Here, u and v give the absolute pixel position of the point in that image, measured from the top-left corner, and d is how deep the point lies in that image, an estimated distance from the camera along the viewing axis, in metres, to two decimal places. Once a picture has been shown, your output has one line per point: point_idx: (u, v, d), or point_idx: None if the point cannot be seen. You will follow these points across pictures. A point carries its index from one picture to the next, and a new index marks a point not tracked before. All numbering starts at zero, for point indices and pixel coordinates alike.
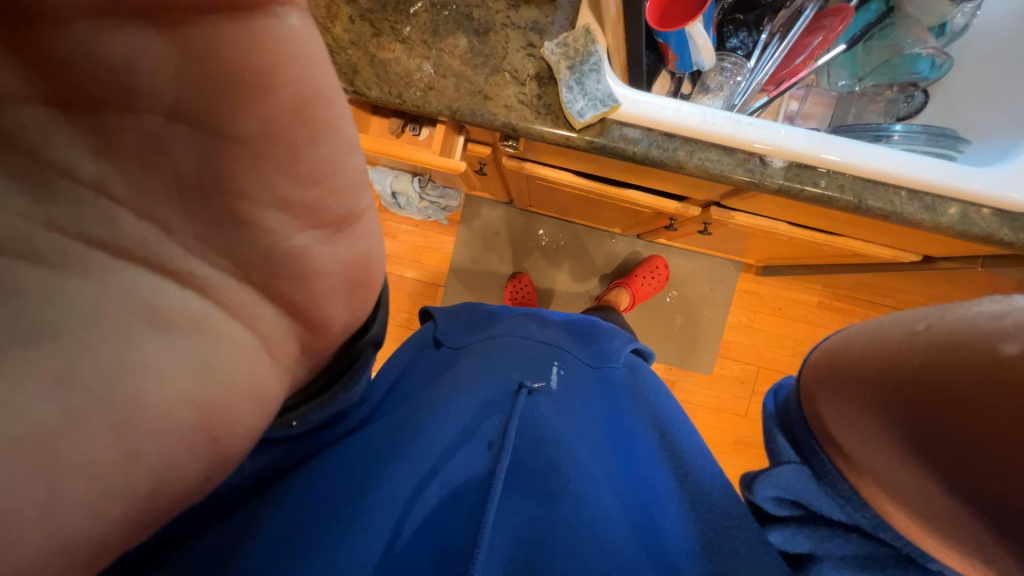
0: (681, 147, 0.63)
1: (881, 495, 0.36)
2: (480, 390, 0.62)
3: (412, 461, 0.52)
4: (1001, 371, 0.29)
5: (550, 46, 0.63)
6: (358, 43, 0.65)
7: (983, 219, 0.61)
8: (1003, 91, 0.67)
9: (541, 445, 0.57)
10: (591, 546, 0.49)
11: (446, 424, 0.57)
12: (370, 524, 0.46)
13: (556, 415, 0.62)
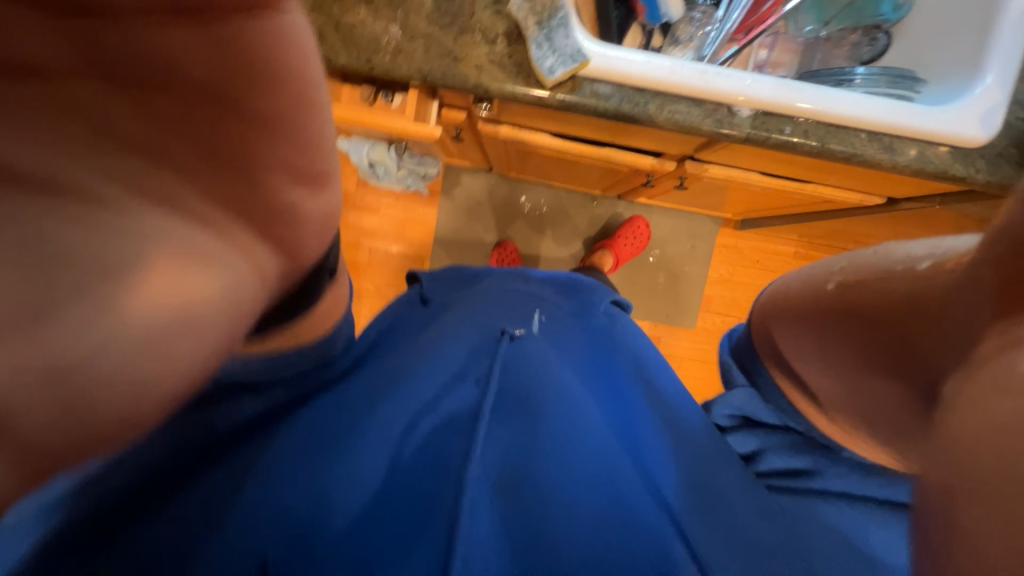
0: (651, 100, 0.65)
1: None
2: (465, 339, 0.65)
3: (405, 403, 0.56)
4: None
5: (517, 2, 0.62)
6: (321, 7, 0.64)
7: (939, 157, 0.64)
8: (959, 30, 0.68)
9: (527, 382, 0.62)
10: (565, 471, 0.55)
11: (436, 367, 0.60)
12: (374, 459, 0.52)
13: (542, 356, 0.66)
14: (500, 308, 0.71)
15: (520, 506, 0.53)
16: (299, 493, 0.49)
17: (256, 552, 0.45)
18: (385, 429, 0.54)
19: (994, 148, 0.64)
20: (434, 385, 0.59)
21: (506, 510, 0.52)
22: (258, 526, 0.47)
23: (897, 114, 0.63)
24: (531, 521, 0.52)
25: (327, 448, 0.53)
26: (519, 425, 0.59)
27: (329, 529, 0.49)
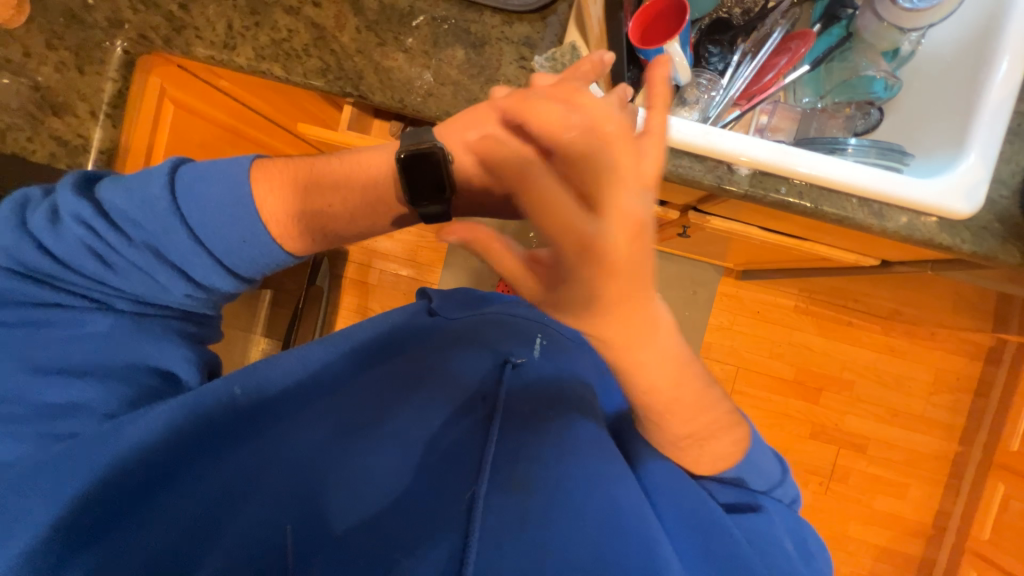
0: None
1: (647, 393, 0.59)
2: (471, 368, 0.70)
3: (418, 413, 0.63)
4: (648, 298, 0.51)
5: (539, 60, 0.69)
6: (364, 51, 0.72)
7: (926, 226, 0.68)
8: (944, 111, 0.74)
9: (529, 403, 0.67)
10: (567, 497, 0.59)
11: (447, 385, 0.67)
12: (388, 459, 0.58)
13: (544, 379, 0.70)
14: (506, 333, 0.77)
15: (525, 512, 0.56)
16: (323, 485, 0.56)
17: (287, 525, 0.53)
18: (400, 434, 0.61)
19: (978, 222, 0.68)
20: (446, 399, 0.65)
21: (515, 515, 0.56)
22: (287, 507, 0.54)
23: (887, 184, 0.68)
24: (538, 527, 0.55)
25: (346, 444, 0.59)
26: (522, 439, 0.63)
27: (346, 517, 0.54)
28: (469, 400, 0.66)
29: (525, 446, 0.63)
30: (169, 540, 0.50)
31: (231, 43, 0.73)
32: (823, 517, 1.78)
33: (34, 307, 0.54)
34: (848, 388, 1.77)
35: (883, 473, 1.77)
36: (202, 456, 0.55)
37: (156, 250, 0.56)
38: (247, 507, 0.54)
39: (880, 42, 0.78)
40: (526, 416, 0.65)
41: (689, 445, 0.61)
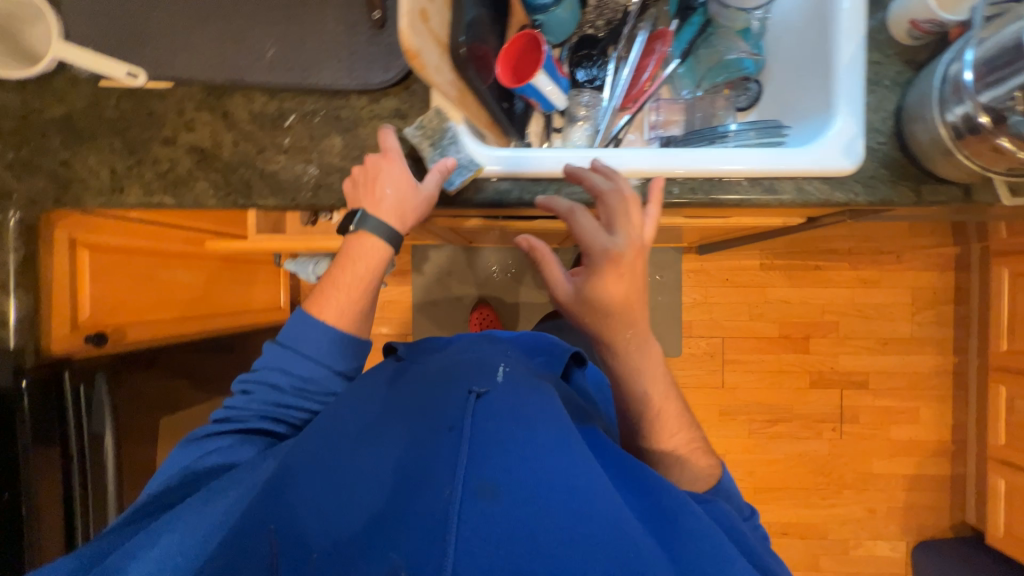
0: (548, 187, 0.72)
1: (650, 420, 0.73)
2: (439, 399, 0.69)
3: (396, 440, 0.66)
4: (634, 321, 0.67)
5: (411, 131, 0.70)
6: (247, 162, 0.73)
7: (817, 188, 0.70)
8: (807, 74, 0.75)
9: (499, 424, 0.63)
10: (544, 500, 0.57)
11: (421, 416, 0.68)
12: (367, 486, 0.62)
13: (513, 397, 0.68)
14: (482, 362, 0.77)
15: (493, 524, 0.55)
16: (308, 511, 0.61)
17: (276, 532, 0.60)
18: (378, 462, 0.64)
19: (865, 173, 0.70)
20: (421, 424, 0.67)
21: (485, 522, 0.55)
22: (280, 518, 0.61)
23: (772, 159, 0.70)
24: (505, 536, 0.54)
25: (330, 475, 0.63)
26: (491, 450, 0.61)
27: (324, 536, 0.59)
28: (440, 427, 0.65)
29: (498, 457, 0.60)
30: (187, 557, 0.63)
31: (119, 185, 0.74)
32: (844, 462, 1.78)
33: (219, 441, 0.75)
34: (834, 330, 1.77)
35: (892, 403, 1.77)
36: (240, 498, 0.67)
37: (304, 387, 0.75)
38: (250, 531, 0.61)
39: (734, 23, 0.81)
40: (500, 429, 0.63)
41: (661, 429, 0.73)
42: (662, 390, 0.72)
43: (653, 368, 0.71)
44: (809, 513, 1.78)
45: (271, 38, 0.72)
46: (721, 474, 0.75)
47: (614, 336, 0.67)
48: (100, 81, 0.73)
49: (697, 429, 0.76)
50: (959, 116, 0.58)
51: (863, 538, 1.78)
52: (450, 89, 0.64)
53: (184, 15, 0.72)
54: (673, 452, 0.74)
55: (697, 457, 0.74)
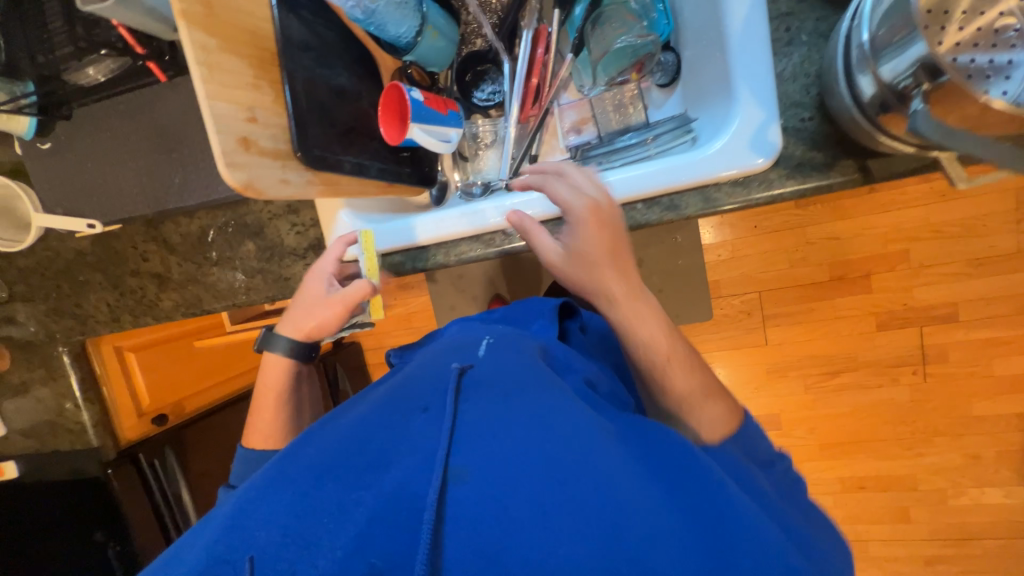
0: (437, 252, 0.71)
1: (674, 364, 0.56)
2: (414, 381, 0.54)
3: (356, 430, 0.48)
4: (620, 266, 0.59)
5: (308, 224, 0.75)
6: (192, 279, 0.83)
7: (727, 194, 0.59)
8: (709, 44, 0.61)
9: (488, 403, 0.46)
10: (560, 507, 0.37)
11: (397, 397, 0.52)
12: (313, 490, 0.42)
13: (501, 370, 0.51)
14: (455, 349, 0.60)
15: (478, 512, 0.38)
16: (239, 538, 0.41)
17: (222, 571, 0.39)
18: (337, 458, 0.45)
19: (790, 161, 0.56)
20: (386, 407, 0.51)
21: (475, 524, 0.37)
22: (219, 557, 0.40)
23: (667, 174, 0.59)
24: (499, 528, 0.37)
25: (274, 488, 0.44)
26: (482, 427, 0.44)
27: (251, 563, 0.38)
28: (417, 407, 0.49)
29: (495, 444, 0.42)
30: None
31: (116, 315, 0.89)
32: (932, 408, 1.54)
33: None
34: (905, 260, 1.47)
35: (992, 333, 1.46)
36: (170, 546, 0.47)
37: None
38: (218, 553, 0.40)
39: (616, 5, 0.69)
40: (498, 408, 0.46)
41: (656, 380, 0.56)
42: (660, 329, 0.57)
43: (641, 312, 0.58)
44: (891, 466, 1.60)
45: (175, 167, 0.78)
46: (749, 425, 0.54)
47: (605, 283, 0.58)
48: (76, 235, 0.87)
49: (712, 372, 0.57)
50: (868, 93, 0.45)
51: (965, 487, 1.56)
52: (313, 188, 0.65)
53: (109, 164, 0.81)
54: (678, 399, 0.55)
55: (715, 404, 0.54)
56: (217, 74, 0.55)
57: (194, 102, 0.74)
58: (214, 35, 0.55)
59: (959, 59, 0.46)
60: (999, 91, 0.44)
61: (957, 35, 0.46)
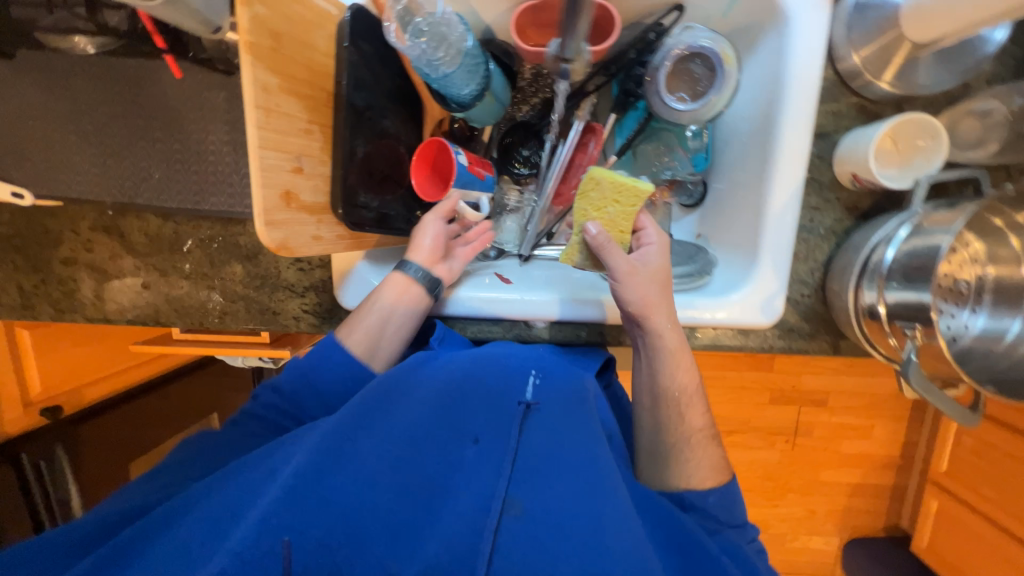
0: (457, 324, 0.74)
1: (692, 400, 0.65)
2: (489, 403, 0.58)
3: (420, 439, 0.53)
4: (666, 307, 0.63)
5: (315, 263, 0.70)
6: (150, 285, 0.72)
7: (730, 337, 0.68)
8: (741, 204, 0.68)
9: (551, 454, 0.54)
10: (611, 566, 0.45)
11: (455, 407, 0.57)
12: (390, 480, 0.50)
13: (571, 420, 0.58)
14: (513, 363, 0.64)
15: (526, 550, 0.47)
16: (321, 510, 0.47)
17: (284, 536, 0.44)
18: (415, 456, 0.52)
19: (784, 325, 0.66)
20: (457, 424, 0.56)
21: (524, 555, 0.47)
22: (286, 522, 0.45)
23: (692, 313, 0.65)
24: (551, 557, 0.46)
25: (348, 464, 0.50)
26: (536, 464, 0.53)
27: (330, 535, 0.46)
28: (493, 438, 0.55)
29: (558, 497, 0.50)
30: (196, 538, 0.45)
31: (29, 304, 0.74)
32: (792, 470, 1.88)
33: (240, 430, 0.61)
34: (802, 352, 1.75)
35: (847, 420, 1.81)
36: (221, 479, 0.51)
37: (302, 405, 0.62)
38: (282, 523, 0.45)
39: (665, 133, 0.74)
40: (561, 460, 0.53)
41: (678, 419, 0.64)
42: (694, 381, 0.65)
43: (677, 355, 0.64)
44: (753, 511, 1.92)
45: (155, 159, 0.65)
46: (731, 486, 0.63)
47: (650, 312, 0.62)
48: None
49: (719, 448, 0.65)
50: (866, 304, 0.55)
51: (799, 533, 1.94)
52: (341, 243, 0.61)
53: (59, 130, 0.65)
54: (687, 438, 0.63)
55: (712, 449, 0.65)
56: (274, 119, 0.48)
57: (201, 97, 0.63)
58: (277, 73, 0.48)
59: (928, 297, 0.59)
60: (946, 325, 0.58)
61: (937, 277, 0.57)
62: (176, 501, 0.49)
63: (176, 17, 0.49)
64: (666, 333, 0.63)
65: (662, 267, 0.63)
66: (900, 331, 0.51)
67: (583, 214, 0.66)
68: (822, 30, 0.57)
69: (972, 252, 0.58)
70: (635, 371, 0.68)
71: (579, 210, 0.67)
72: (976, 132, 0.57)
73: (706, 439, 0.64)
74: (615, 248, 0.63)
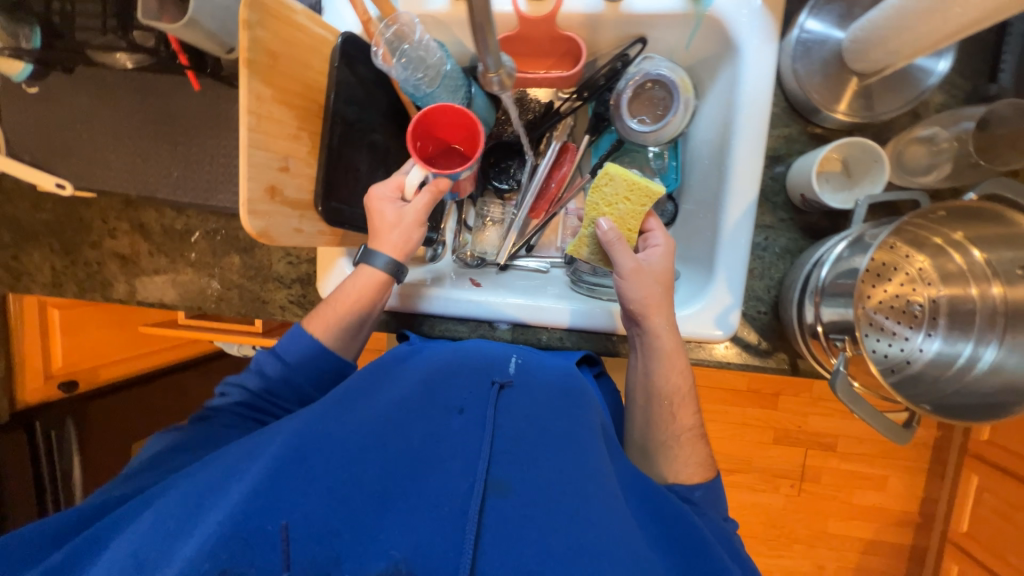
0: (424, 321, 0.78)
1: (685, 398, 0.67)
2: (461, 389, 0.63)
3: (396, 420, 0.58)
4: (667, 309, 0.66)
5: (304, 258, 0.76)
6: (160, 270, 0.80)
7: (688, 349, 0.69)
8: (702, 221, 0.71)
9: (520, 437, 0.59)
10: (579, 533, 0.52)
11: (432, 393, 0.63)
12: (375, 459, 0.55)
13: (535, 413, 0.63)
14: (485, 353, 0.69)
15: (507, 524, 0.52)
16: (309, 492, 0.51)
17: (280, 519, 0.49)
18: (393, 438, 0.57)
19: (740, 341, 0.67)
20: (429, 408, 0.61)
21: (505, 521, 0.52)
22: (280, 504, 0.50)
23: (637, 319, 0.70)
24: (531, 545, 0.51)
25: (327, 448, 0.54)
26: (512, 449, 0.58)
27: (320, 511, 0.51)
28: (467, 421, 0.60)
29: (528, 475, 0.56)
30: (175, 521, 0.49)
31: (59, 282, 0.83)
32: (798, 519, 1.75)
33: (213, 419, 0.65)
34: (808, 390, 1.67)
35: (859, 468, 1.71)
36: (197, 470, 0.55)
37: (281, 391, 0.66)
38: (270, 507, 0.50)
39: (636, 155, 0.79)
40: (523, 446, 0.58)
41: (669, 417, 0.66)
42: (688, 383, 0.67)
43: (673, 358, 0.66)
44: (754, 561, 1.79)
45: (175, 160, 0.75)
46: (713, 480, 0.66)
47: (650, 317, 0.64)
48: (37, 186, 0.80)
49: (706, 444, 0.68)
50: (809, 320, 0.56)
51: None
52: (322, 239, 0.67)
53: (96, 131, 0.76)
54: (674, 434, 0.66)
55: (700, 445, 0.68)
56: (264, 124, 0.56)
57: (217, 108, 0.72)
58: (271, 85, 0.56)
59: (877, 315, 0.58)
60: (898, 347, 0.58)
61: (882, 296, 0.58)
62: (151, 493, 0.53)
63: (195, 38, 0.58)
64: (663, 336, 0.65)
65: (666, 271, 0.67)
66: (839, 347, 0.52)
67: (593, 208, 0.69)
68: (770, 60, 0.61)
69: (918, 269, 0.57)
70: (631, 370, 0.70)
71: (590, 204, 0.70)
72: (924, 158, 0.58)
73: (693, 434, 0.67)
74: (624, 247, 0.65)
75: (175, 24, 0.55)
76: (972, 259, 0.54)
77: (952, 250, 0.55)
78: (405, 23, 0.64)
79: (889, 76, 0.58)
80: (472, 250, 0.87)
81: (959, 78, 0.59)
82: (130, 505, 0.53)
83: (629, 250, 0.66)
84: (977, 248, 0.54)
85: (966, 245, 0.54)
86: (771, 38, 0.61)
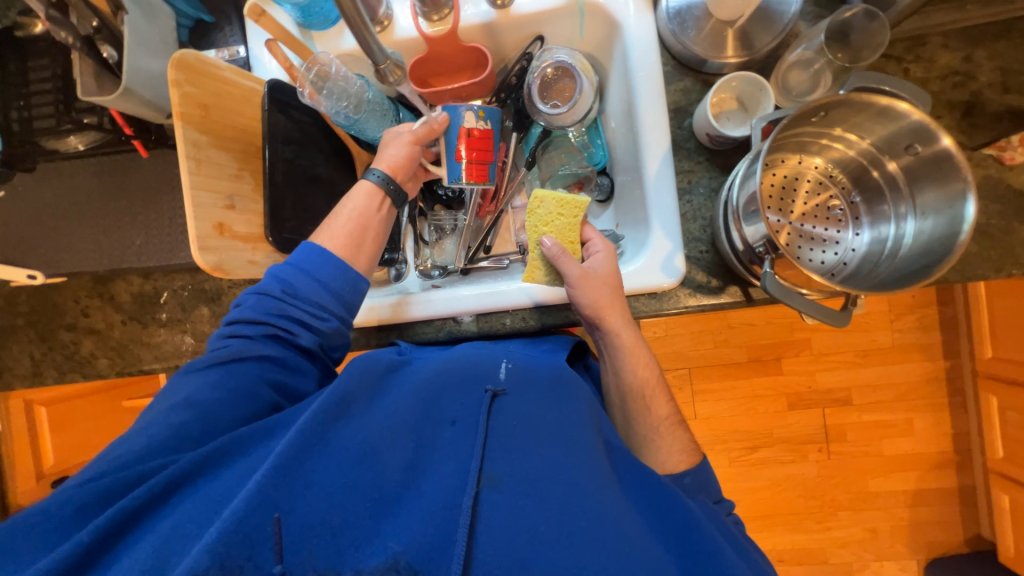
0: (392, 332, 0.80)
1: (658, 386, 0.69)
2: (453, 392, 0.62)
3: (395, 428, 0.56)
4: (622, 306, 0.68)
5: None
6: (134, 338, 0.83)
7: (643, 304, 0.71)
8: (633, 187, 0.76)
9: (511, 427, 0.58)
10: (572, 511, 0.50)
11: (429, 400, 0.61)
12: (372, 466, 0.52)
13: (527, 409, 0.61)
14: (478, 357, 0.68)
15: (505, 515, 0.50)
16: (309, 493, 0.49)
17: (275, 513, 0.46)
18: (390, 442, 0.54)
19: (692, 283, 0.70)
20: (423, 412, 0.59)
21: (500, 511, 0.50)
22: (281, 497, 0.47)
23: None
24: (527, 536, 0.49)
25: (327, 454, 0.52)
26: (508, 442, 0.56)
27: (321, 513, 0.48)
28: (464, 419, 0.59)
29: (517, 473, 0.53)
30: (192, 524, 0.46)
31: (38, 371, 0.85)
32: (837, 484, 1.68)
33: (241, 331, 0.62)
34: (807, 348, 1.66)
35: (880, 417, 1.66)
36: (215, 468, 0.51)
37: (293, 293, 0.64)
38: (268, 504, 0.46)
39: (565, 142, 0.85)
40: (515, 439, 0.57)
41: (644, 410, 0.67)
42: (655, 373, 0.68)
43: (636, 352, 0.68)
44: (804, 539, 1.69)
45: (136, 229, 0.79)
46: (701, 463, 0.65)
47: (606, 319, 0.66)
48: (9, 282, 0.84)
49: (685, 429, 0.68)
50: (739, 247, 0.59)
51: (868, 561, 1.69)
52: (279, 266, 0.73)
53: (57, 218, 0.80)
54: (652, 422, 0.67)
55: (682, 430, 0.68)
56: (204, 167, 0.61)
57: (169, 174, 0.79)
58: (206, 133, 0.62)
59: (805, 226, 0.61)
60: (833, 253, 0.60)
61: (802, 207, 0.61)
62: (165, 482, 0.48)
63: (134, 107, 0.64)
64: (622, 333, 0.67)
65: (615, 275, 0.68)
66: (763, 255, 0.55)
67: (534, 229, 0.71)
68: (650, 28, 0.68)
69: (818, 171, 0.61)
70: (603, 368, 0.72)
71: (529, 226, 0.72)
72: (805, 78, 0.64)
73: (677, 415, 0.68)
74: (568, 258, 0.68)
75: (113, 96, 0.61)
76: (852, 144, 0.58)
77: (834, 142, 0.60)
78: (324, 63, 0.69)
79: (753, 17, 0.65)
80: (433, 262, 0.90)
81: (815, 7, 0.66)
82: (135, 496, 0.47)
83: (573, 260, 0.68)
84: (852, 133, 0.58)
85: (847, 137, 0.58)
86: (645, 10, 0.68)
